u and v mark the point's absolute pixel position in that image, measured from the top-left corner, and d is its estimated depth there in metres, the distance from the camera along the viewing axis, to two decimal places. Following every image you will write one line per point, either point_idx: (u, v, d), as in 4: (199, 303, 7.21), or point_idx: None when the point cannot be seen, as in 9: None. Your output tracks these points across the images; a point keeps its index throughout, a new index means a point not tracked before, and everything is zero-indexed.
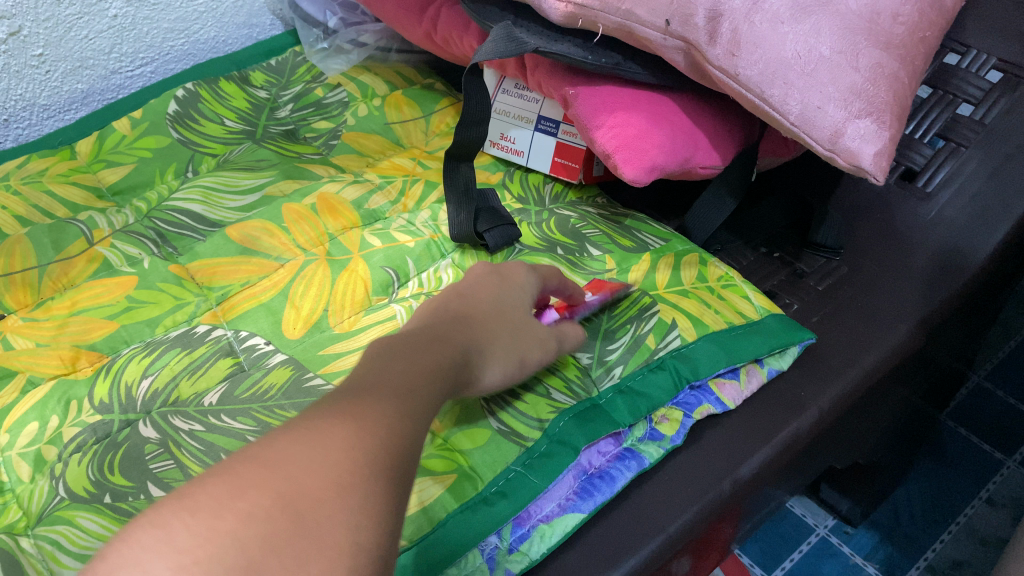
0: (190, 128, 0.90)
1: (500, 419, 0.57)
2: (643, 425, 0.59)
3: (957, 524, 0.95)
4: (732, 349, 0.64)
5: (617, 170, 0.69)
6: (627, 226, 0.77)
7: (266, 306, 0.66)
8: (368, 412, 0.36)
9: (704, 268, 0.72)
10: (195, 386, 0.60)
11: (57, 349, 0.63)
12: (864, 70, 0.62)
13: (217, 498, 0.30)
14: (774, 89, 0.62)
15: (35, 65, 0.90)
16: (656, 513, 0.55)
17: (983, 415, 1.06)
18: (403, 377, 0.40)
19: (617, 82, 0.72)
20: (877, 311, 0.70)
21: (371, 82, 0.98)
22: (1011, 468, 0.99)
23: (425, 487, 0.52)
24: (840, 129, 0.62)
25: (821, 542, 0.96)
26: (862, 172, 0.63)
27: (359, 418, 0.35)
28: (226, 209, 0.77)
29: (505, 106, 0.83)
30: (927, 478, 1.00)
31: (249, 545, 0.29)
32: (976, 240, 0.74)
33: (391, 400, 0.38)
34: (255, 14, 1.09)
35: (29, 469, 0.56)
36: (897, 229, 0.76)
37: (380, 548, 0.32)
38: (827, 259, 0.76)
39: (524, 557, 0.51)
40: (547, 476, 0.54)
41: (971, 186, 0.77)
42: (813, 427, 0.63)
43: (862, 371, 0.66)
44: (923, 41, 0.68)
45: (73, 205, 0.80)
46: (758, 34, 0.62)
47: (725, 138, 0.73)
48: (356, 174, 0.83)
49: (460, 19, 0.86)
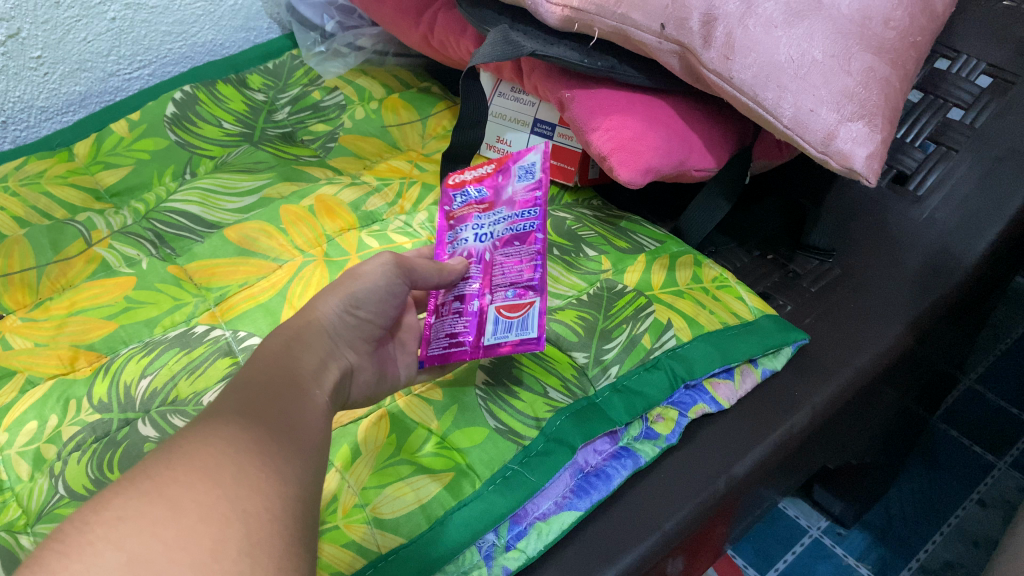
0: (188, 131, 0.90)
1: (498, 417, 0.58)
2: (638, 424, 0.60)
3: (948, 525, 0.95)
4: (726, 349, 0.65)
5: (612, 171, 0.70)
6: (623, 228, 0.78)
7: (264, 307, 0.67)
8: (222, 419, 0.40)
9: (699, 269, 0.72)
10: (193, 385, 0.60)
11: (56, 349, 0.64)
12: (856, 74, 0.63)
13: (85, 520, 0.33)
14: (768, 92, 0.63)
15: (34, 67, 0.91)
16: (652, 511, 0.56)
17: (975, 416, 1.07)
18: (245, 380, 0.44)
19: (612, 85, 0.73)
20: (869, 311, 0.71)
21: (368, 86, 0.99)
22: (1002, 470, 1.00)
23: (423, 484, 0.53)
24: (833, 132, 0.63)
25: (814, 543, 0.96)
26: (854, 174, 0.64)
27: (214, 425, 0.39)
28: (223, 210, 0.78)
29: (501, 110, 0.84)
30: (918, 480, 1.01)
31: (126, 543, 0.31)
32: (965, 242, 0.75)
33: (232, 401, 0.42)
34: (253, 17, 1.10)
35: (27, 468, 0.56)
36: (889, 231, 0.77)
37: (270, 511, 0.36)
38: (820, 261, 0.76)
39: (521, 554, 0.51)
40: (544, 474, 0.54)
41: (962, 189, 0.78)
42: (807, 427, 0.64)
43: (854, 371, 0.67)
44: (914, 46, 0.69)
45: (71, 206, 0.80)
46: (752, 38, 0.63)
47: (719, 141, 0.74)
48: (353, 177, 0.83)
49: (457, 23, 0.87)
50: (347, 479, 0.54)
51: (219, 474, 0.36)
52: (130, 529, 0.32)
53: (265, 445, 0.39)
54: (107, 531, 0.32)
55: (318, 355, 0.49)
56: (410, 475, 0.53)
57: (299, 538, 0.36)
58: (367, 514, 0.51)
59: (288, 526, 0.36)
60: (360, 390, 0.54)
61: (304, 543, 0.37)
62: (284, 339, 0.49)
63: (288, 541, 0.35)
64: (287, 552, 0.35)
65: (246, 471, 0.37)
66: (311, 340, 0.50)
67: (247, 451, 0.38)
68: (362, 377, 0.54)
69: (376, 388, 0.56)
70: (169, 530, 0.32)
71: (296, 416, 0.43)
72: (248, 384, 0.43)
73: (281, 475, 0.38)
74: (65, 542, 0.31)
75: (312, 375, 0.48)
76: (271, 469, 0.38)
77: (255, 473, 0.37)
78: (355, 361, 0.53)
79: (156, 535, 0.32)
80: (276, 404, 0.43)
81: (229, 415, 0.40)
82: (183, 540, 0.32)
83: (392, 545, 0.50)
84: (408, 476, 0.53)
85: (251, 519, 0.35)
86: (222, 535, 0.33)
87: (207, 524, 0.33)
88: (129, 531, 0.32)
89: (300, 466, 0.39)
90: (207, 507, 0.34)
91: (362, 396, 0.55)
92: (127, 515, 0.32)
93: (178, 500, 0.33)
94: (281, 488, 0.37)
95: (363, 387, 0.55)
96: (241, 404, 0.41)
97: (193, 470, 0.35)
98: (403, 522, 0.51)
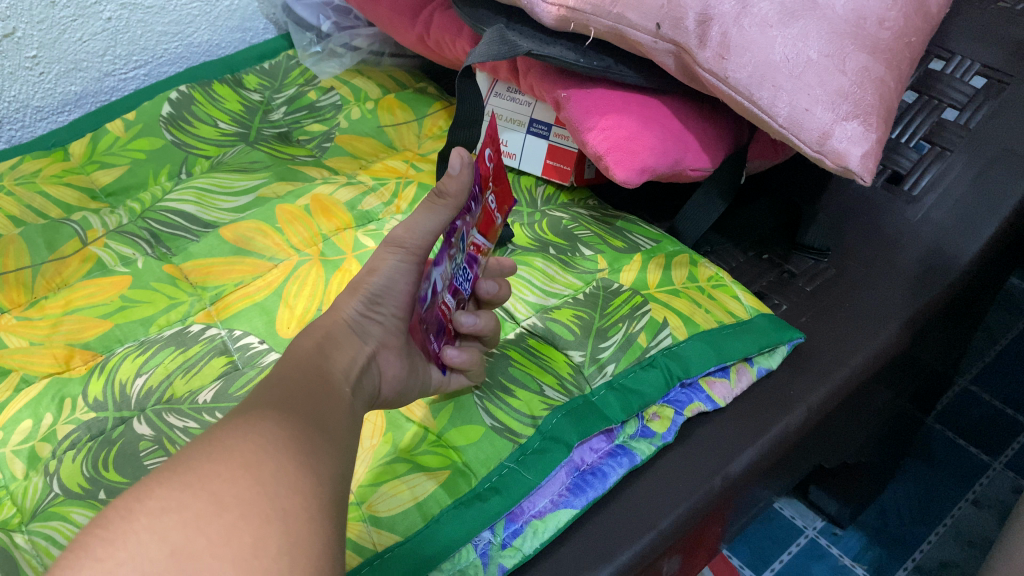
0: (184, 130, 0.90)
1: (494, 415, 0.58)
2: (634, 422, 0.60)
3: (944, 525, 0.96)
4: (722, 347, 0.65)
5: (608, 171, 0.70)
6: (619, 227, 0.78)
7: (260, 306, 0.67)
8: (259, 413, 0.39)
9: (695, 269, 0.73)
10: (189, 384, 0.60)
11: (51, 348, 0.63)
12: (851, 73, 0.64)
13: (129, 509, 0.32)
14: (763, 91, 0.63)
15: (29, 67, 0.91)
16: (648, 509, 0.56)
17: (970, 416, 1.07)
18: (280, 377, 0.43)
19: (609, 85, 0.73)
20: (864, 310, 0.72)
21: (365, 86, 0.99)
22: (997, 470, 1.01)
23: (420, 482, 0.53)
24: (828, 131, 0.63)
25: (810, 543, 0.97)
26: (849, 173, 0.64)
27: (252, 420, 0.38)
28: (219, 209, 0.77)
29: (497, 110, 0.84)
30: (913, 480, 1.01)
31: (170, 536, 0.31)
32: (960, 242, 0.76)
33: (269, 395, 0.41)
34: (249, 17, 1.10)
35: (22, 466, 0.56)
36: (884, 231, 0.78)
37: (308, 511, 0.35)
38: (816, 260, 0.77)
39: (517, 552, 0.51)
40: (540, 472, 0.54)
41: (957, 189, 0.79)
42: (803, 425, 0.64)
43: (850, 370, 0.67)
44: (908, 46, 0.69)
45: (66, 206, 0.80)
46: (747, 38, 0.63)
47: (714, 140, 0.74)
48: (349, 177, 0.83)
49: (453, 23, 0.87)
50: None
51: (259, 470, 0.35)
52: (173, 522, 0.31)
53: (302, 444, 0.38)
54: (152, 521, 0.31)
55: (348, 353, 0.49)
56: (406, 473, 0.54)
57: (332, 538, 0.36)
58: (362, 512, 0.52)
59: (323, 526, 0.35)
60: (391, 386, 0.53)
61: (336, 544, 0.36)
62: (315, 339, 0.48)
63: (323, 540, 0.35)
64: (323, 551, 0.34)
65: (285, 470, 0.36)
66: (341, 338, 0.49)
67: (284, 449, 0.37)
68: (391, 374, 0.53)
69: (406, 385, 0.54)
70: (212, 525, 0.32)
71: (328, 415, 0.42)
72: (282, 381, 0.42)
73: (317, 475, 0.37)
74: (110, 530, 0.31)
75: (343, 375, 0.47)
76: (308, 469, 0.37)
77: (293, 471, 0.36)
78: (383, 357, 0.52)
79: (200, 530, 0.32)
80: (311, 402, 0.42)
81: (267, 409, 0.39)
82: (227, 537, 0.32)
83: (388, 543, 0.50)
84: (403, 474, 0.54)
85: (291, 518, 0.34)
86: (262, 533, 0.33)
87: (249, 520, 0.33)
88: (173, 525, 0.31)
89: (335, 467, 0.39)
90: (248, 505, 0.33)
91: (395, 395, 0.53)
92: (172, 507, 0.32)
93: (219, 495, 0.33)
94: (318, 487, 0.36)
95: (394, 384, 0.53)
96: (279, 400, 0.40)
97: (233, 466, 0.35)
98: (399, 519, 0.51)
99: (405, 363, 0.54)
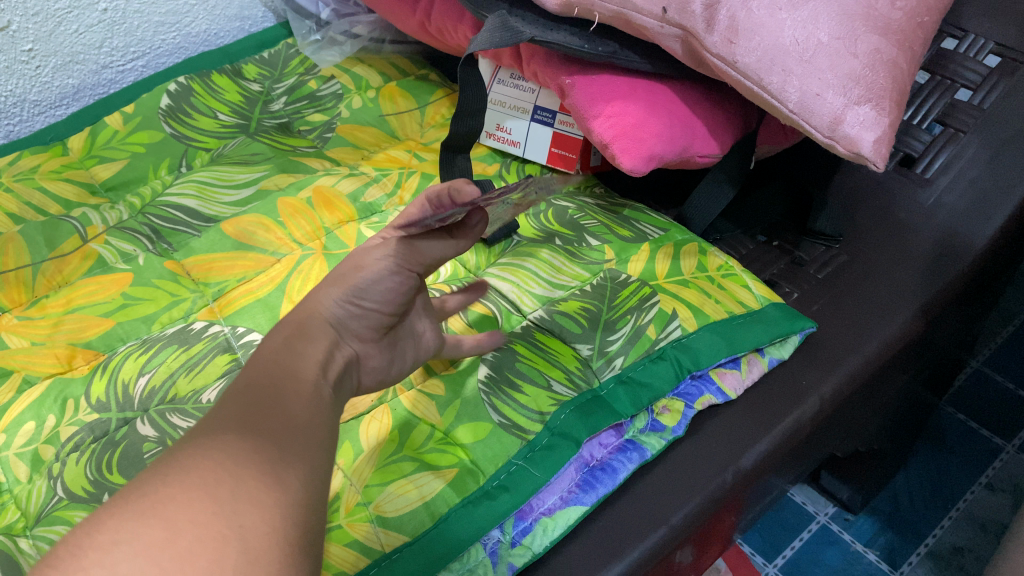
0: (183, 123, 0.88)
1: (502, 412, 0.57)
2: (644, 416, 0.59)
3: (956, 510, 0.95)
4: (733, 338, 0.64)
5: (615, 159, 0.68)
6: (625, 216, 0.76)
7: (263, 302, 0.66)
8: (223, 429, 0.40)
9: (704, 258, 0.71)
10: (192, 382, 0.59)
11: (52, 348, 0.63)
12: (863, 56, 0.62)
13: (78, 546, 0.33)
14: (773, 76, 0.61)
15: (25, 61, 0.89)
16: (659, 504, 0.55)
17: (982, 399, 1.06)
18: (248, 383, 0.44)
19: (613, 71, 0.71)
20: (877, 295, 0.70)
21: (365, 74, 0.97)
22: (1010, 453, 0.99)
23: (427, 481, 0.52)
24: (840, 116, 0.61)
25: (821, 530, 0.96)
26: (861, 159, 0.63)
27: (211, 437, 0.39)
28: (220, 203, 0.76)
29: (500, 97, 0.83)
30: (926, 464, 1.00)
31: (119, 568, 0.31)
32: (976, 226, 0.74)
33: (227, 410, 0.41)
34: (247, 6, 1.08)
35: (27, 469, 0.55)
36: (897, 215, 0.76)
37: (270, 523, 0.36)
38: (827, 246, 0.75)
39: (527, 550, 0.51)
40: (550, 469, 0.53)
41: (970, 172, 0.77)
42: (816, 415, 0.63)
43: (864, 359, 0.66)
44: (921, 26, 0.67)
45: (66, 201, 0.79)
46: (756, 21, 0.61)
47: (722, 126, 0.73)
48: (351, 167, 0.82)
49: (453, 8, 0.85)
50: (349, 476, 0.53)
51: (217, 489, 0.36)
52: (123, 555, 0.32)
53: (268, 453, 0.39)
54: (101, 556, 0.32)
55: (321, 346, 0.48)
56: (413, 472, 0.53)
57: (299, 547, 0.36)
58: (370, 513, 0.51)
59: (288, 536, 0.36)
60: (369, 381, 0.54)
61: (304, 555, 0.36)
62: (285, 336, 0.48)
63: (287, 551, 0.35)
64: (287, 564, 0.35)
65: (245, 483, 0.37)
66: (313, 331, 0.49)
67: (249, 461, 0.38)
68: (369, 363, 0.53)
69: (386, 374, 0.55)
70: (163, 553, 0.32)
71: (301, 414, 0.42)
72: (247, 389, 0.43)
73: (283, 483, 0.38)
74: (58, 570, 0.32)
75: (315, 369, 0.46)
76: (271, 480, 0.38)
77: (251, 484, 0.37)
78: (361, 349, 0.52)
79: (150, 558, 0.32)
80: (278, 406, 0.42)
81: (230, 425, 0.40)
82: (179, 562, 0.32)
83: (396, 544, 0.49)
84: (411, 473, 0.53)
85: (250, 533, 0.34)
86: (219, 554, 0.33)
87: (204, 543, 0.33)
88: (122, 557, 0.32)
89: (303, 470, 0.40)
90: (203, 527, 0.34)
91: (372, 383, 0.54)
92: (122, 539, 0.33)
93: (173, 520, 0.34)
94: (281, 497, 0.37)
95: (372, 372, 0.53)
96: (244, 415, 0.40)
97: (189, 487, 0.35)
98: (407, 520, 0.50)
99: (384, 353, 0.54)
